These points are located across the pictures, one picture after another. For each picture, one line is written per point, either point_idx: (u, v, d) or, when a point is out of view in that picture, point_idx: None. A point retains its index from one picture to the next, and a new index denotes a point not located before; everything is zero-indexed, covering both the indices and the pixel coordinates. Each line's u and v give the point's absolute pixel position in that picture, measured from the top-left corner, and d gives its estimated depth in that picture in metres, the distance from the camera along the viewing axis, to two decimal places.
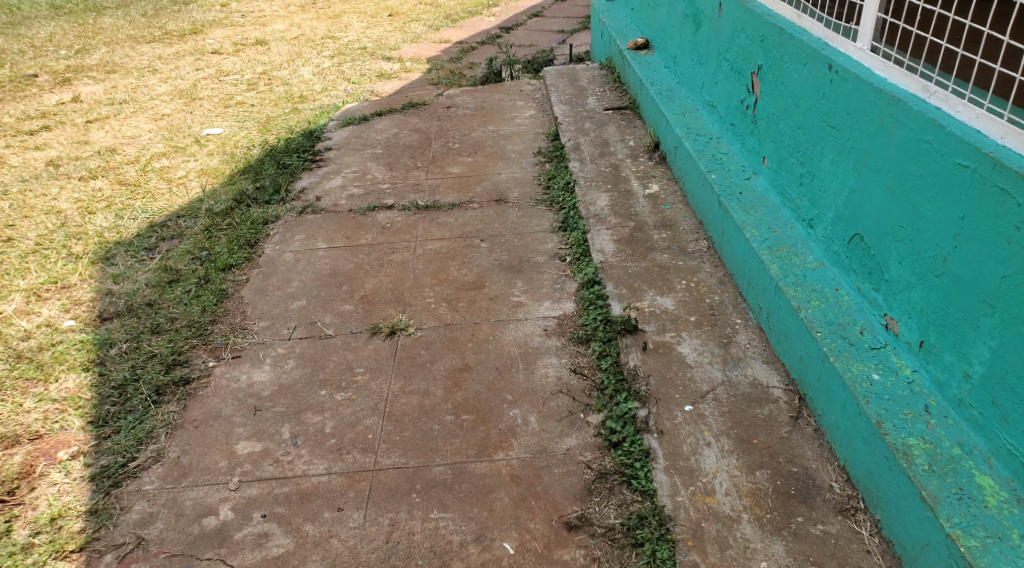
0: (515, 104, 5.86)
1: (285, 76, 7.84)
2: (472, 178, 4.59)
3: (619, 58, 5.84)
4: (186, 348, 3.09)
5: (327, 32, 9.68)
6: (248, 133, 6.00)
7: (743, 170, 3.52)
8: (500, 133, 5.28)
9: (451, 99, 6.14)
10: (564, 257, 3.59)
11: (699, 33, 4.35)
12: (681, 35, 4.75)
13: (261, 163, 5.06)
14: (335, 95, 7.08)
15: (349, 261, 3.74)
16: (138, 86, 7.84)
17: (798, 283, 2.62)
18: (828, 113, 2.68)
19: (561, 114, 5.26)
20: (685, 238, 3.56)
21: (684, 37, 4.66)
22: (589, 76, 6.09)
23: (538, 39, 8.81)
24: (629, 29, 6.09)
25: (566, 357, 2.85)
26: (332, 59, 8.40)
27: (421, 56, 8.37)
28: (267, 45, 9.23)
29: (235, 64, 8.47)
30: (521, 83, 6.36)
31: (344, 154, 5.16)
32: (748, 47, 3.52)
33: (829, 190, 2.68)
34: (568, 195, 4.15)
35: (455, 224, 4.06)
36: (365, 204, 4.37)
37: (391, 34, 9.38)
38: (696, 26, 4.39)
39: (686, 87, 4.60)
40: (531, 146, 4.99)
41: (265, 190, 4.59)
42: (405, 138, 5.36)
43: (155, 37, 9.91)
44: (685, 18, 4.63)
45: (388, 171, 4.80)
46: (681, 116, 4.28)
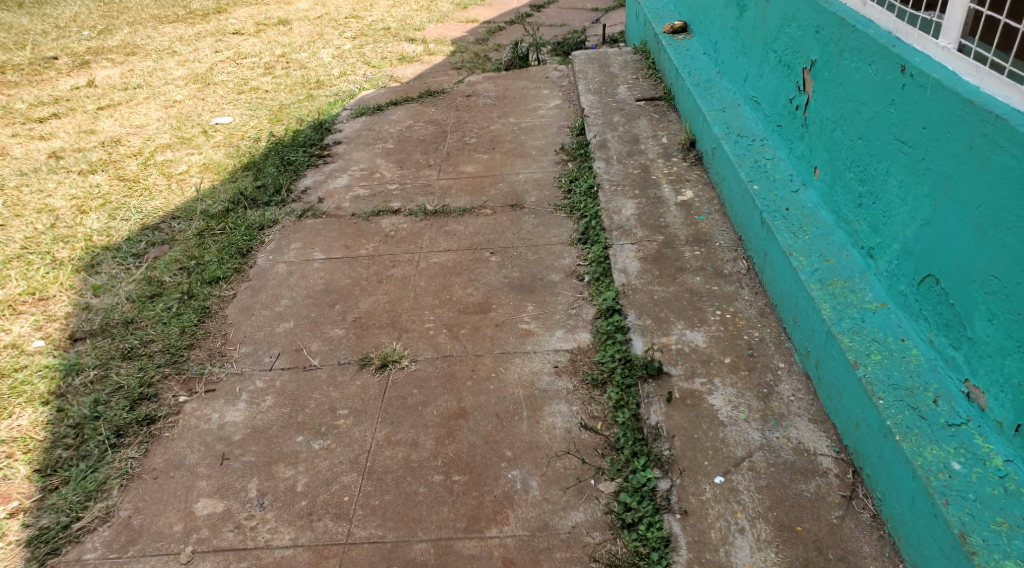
0: (539, 94, 5.43)
1: (303, 59, 7.50)
2: (487, 179, 4.24)
3: (654, 42, 5.38)
4: (156, 379, 2.77)
5: (351, 11, 9.28)
6: (259, 123, 5.68)
7: (790, 181, 3.10)
8: (521, 125, 4.88)
9: (472, 87, 5.72)
10: (583, 275, 3.22)
11: (744, 17, 3.89)
12: (723, 18, 4.29)
13: (265, 159, 4.74)
14: (353, 80, 6.72)
15: (345, 275, 3.39)
16: (154, 69, 7.58)
17: (856, 330, 2.20)
18: (897, 124, 2.24)
19: (589, 105, 4.83)
20: (721, 258, 3.16)
21: (727, 21, 4.21)
22: (620, 61, 5.62)
23: (570, 18, 8.30)
24: (666, 10, 5.62)
25: (578, 404, 2.47)
26: (354, 41, 8.03)
27: (445, 37, 7.95)
28: (289, 25, 8.89)
29: (255, 46, 8.15)
30: (548, 69, 5.92)
31: (353, 149, 4.80)
32: (800, 39, 3.08)
33: (895, 218, 2.26)
34: (591, 201, 3.75)
35: (465, 233, 3.70)
36: (369, 208, 4.02)
37: (416, 13, 8.95)
38: (742, 10, 3.93)
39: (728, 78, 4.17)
40: (554, 142, 4.57)
41: (265, 190, 4.26)
42: (419, 132, 4.98)
43: (178, 17, 9.63)
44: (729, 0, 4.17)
45: (397, 170, 4.44)
46: (720, 113, 3.85)
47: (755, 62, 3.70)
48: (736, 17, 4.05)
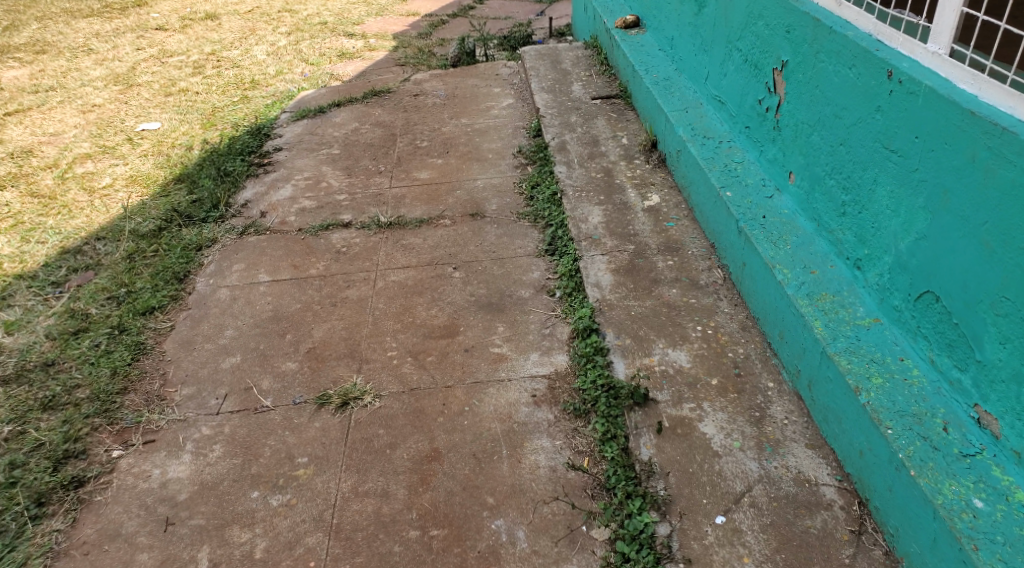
0: (490, 93, 5.22)
1: (236, 57, 7.08)
2: (443, 186, 4.03)
3: (605, 37, 5.24)
4: (84, 432, 2.46)
5: (284, 5, 8.85)
6: (190, 129, 5.29)
7: (762, 185, 2.98)
8: (475, 127, 4.70)
9: (419, 86, 5.46)
10: (554, 290, 3.04)
11: (702, 13, 3.76)
12: (679, 14, 4.15)
13: (198, 169, 4.38)
14: (290, 80, 6.37)
15: (295, 299, 3.12)
16: (69, 69, 7.03)
17: (852, 351, 2.09)
18: (883, 131, 2.11)
19: (544, 105, 4.70)
20: (696, 267, 3.02)
21: (684, 17, 4.07)
22: (572, 57, 5.45)
23: (514, 10, 8.08)
24: (616, 2, 5.47)
25: (561, 438, 2.29)
26: (289, 36, 7.63)
27: (386, 31, 7.64)
28: (218, 20, 8.40)
29: (181, 43, 7.66)
30: (497, 65, 5.70)
31: (296, 156, 4.49)
32: (767, 37, 2.94)
33: (886, 229, 2.13)
34: (555, 208, 3.62)
35: (423, 247, 3.47)
36: (318, 221, 3.74)
37: (353, 6, 8.59)
38: (699, 6, 3.80)
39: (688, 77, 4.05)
40: (510, 145, 4.43)
41: (201, 206, 3.92)
42: (366, 135, 4.70)
43: (95, 12, 9.01)
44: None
45: (345, 178, 4.17)
46: (682, 114, 3.72)
47: (716, 60, 3.58)
48: (693, 13, 3.92)
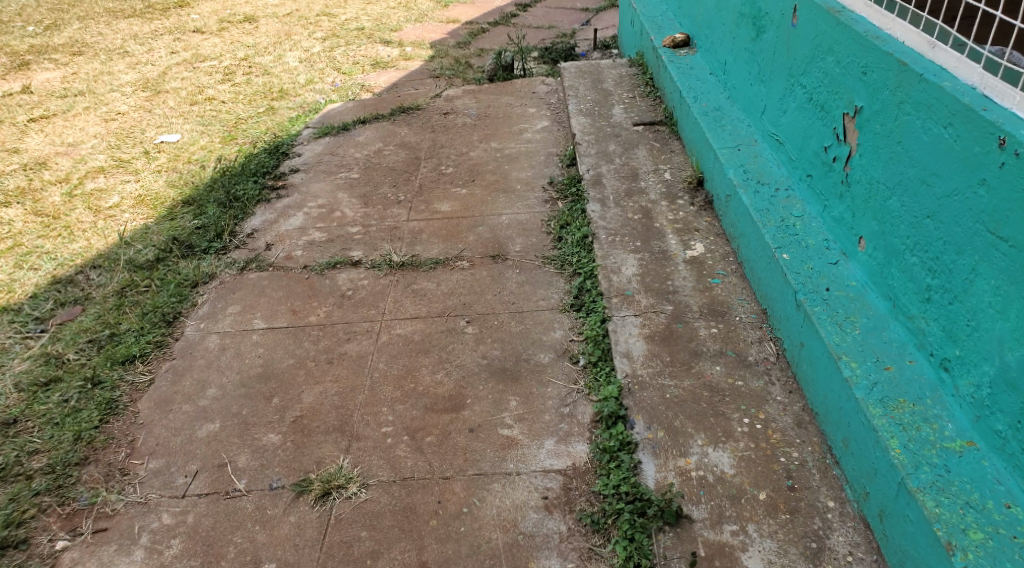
0: (525, 113, 4.87)
1: (267, 63, 6.86)
2: (465, 221, 3.69)
3: (651, 55, 4.88)
4: (30, 516, 2.18)
5: (323, 8, 8.63)
6: (209, 142, 5.05)
7: (825, 247, 2.56)
8: (504, 152, 4.37)
9: (450, 103, 5.13)
10: (577, 356, 2.64)
11: (760, 40, 3.35)
12: (734, 37, 3.75)
13: (208, 191, 4.10)
14: (319, 90, 6.11)
15: (288, 353, 2.79)
16: (101, 72, 6.90)
17: (941, 488, 1.70)
18: (992, 212, 1.72)
19: (581, 130, 4.34)
20: (743, 338, 2.60)
21: (740, 41, 3.66)
22: (614, 76, 5.06)
23: (558, 18, 7.70)
24: (665, 20, 5.12)
25: (575, 561, 1.95)
26: (324, 42, 7.39)
27: (424, 39, 7.34)
28: (256, 23, 8.22)
29: (215, 47, 7.48)
30: (534, 81, 5.34)
31: (312, 179, 4.20)
32: (837, 74, 2.54)
33: (988, 333, 1.74)
34: (585, 255, 3.23)
35: (436, 293, 3.12)
36: (325, 257, 3.42)
37: (393, 11, 8.32)
38: (757, 31, 3.40)
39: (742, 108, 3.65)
40: (541, 176, 4.07)
41: (204, 233, 3.63)
42: (388, 158, 4.41)
43: (137, 13, 8.93)
44: (741, 16, 3.63)
45: (361, 208, 3.86)
46: (733, 153, 3.31)
47: (776, 95, 3.17)
48: (750, 37, 3.51)
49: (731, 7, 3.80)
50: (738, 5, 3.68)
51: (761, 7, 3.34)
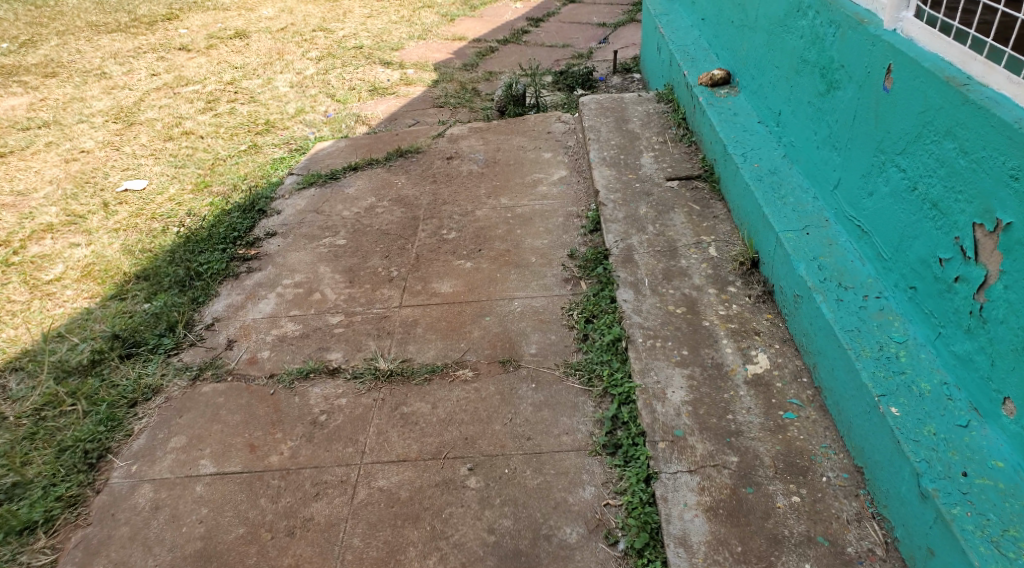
0: (539, 159, 4.26)
1: (255, 88, 6.25)
2: (469, 308, 3.05)
3: (684, 92, 4.24)
4: None
5: (319, 22, 8.01)
6: (179, 191, 4.45)
7: (946, 397, 1.91)
8: (516, 213, 3.74)
9: (455, 145, 4.52)
10: (617, 537, 2.04)
11: (831, 95, 2.69)
12: (794, 85, 3.08)
13: (167, 263, 3.51)
14: (309, 121, 5.52)
15: (238, 518, 2.23)
16: (72, 98, 6.31)
17: None
18: None
19: (604, 185, 3.72)
20: (839, 518, 1.97)
21: (800, 91, 3.00)
22: (642, 114, 4.41)
23: (573, 35, 7.08)
24: (698, 50, 4.49)
25: None
26: (318, 63, 6.77)
27: (427, 60, 6.72)
28: (247, 39, 7.61)
29: (199, 68, 6.87)
30: (549, 118, 4.73)
31: (292, 246, 3.62)
32: (964, 167, 1.89)
33: None
34: (621, 368, 2.56)
35: (432, 417, 2.50)
36: (297, 363, 2.82)
37: (394, 26, 7.70)
38: (826, 84, 2.73)
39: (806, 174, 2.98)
40: (560, 245, 3.44)
41: (153, 326, 3.05)
42: (382, 218, 3.79)
43: (121, 27, 8.32)
44: (803, 62, 2.97)
45: (345, 288, 3.25)
46: (799, 237, 2.65)
47: (856, 168, 2.50)
48: (815, 89, 2.84)
49: (787, 49, 3.14)
50: (798, 48, 3.01)
51: (831, 55, 2.67)
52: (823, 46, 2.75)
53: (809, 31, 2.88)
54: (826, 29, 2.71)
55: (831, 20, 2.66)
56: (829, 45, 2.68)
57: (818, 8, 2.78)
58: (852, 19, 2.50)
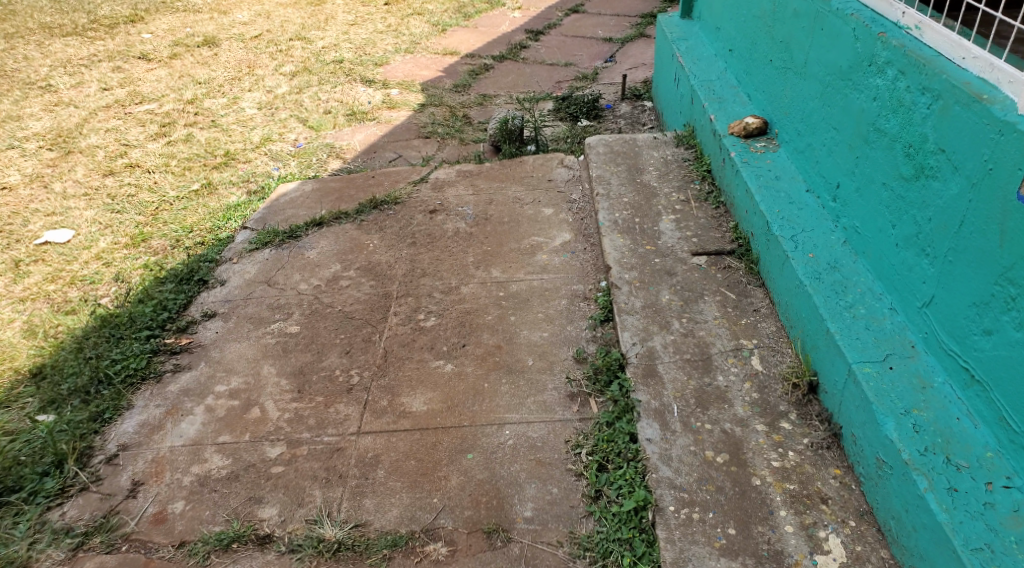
0: (539, 217, 3.62)
1: (218, 109, 5.55)
2: (446, 436, 2.36)
3: (710, 139, 3.60)
4: None
5: (298, 30, 7.30)
6: (110, 246, 3.78)
7: None
8: (509, 292, 3.07)
9: (440, 194, 3.89)
10: None
11: (920, 183, 2.05)
12: (860, 157, 2.45)
13: (75, 356, 2.82)
14: (275, 152, 4.83)
15: None
16: (12, 116, 5.59)
17: None
18: None
19: (618, 260, 3.07)
20: None
21: (872, 166, 2.35)
22: (658, 161, 3.82)
23: (577, 51, 6.41)
24: (726, 86, 3.85)
25: None
26: (292, 79, 6.07)
27: (413, 78, 6.04)
28: (216, 48, 6.90)
29: (158, 82, 6.15)
30: (552, 164, 4.09)
31: (231, 334, 2.94)
32: None
33: None
34: (645, 554, 1.92)
35: None
36: (217, 524, 2.14)
37: (380, 36, 7.01)
38: (913, 167, 2.09)
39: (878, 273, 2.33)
40: (563, 341, 2.75)
41: (35, 459, 2.34)
42: (346, 296, 3.11)
43: (80, 30, 7.60)
44: (874, 130, 2.33)
45: (291, 402, 2.57)
46: (881, 372, 1.98)
47: (963, 289, 1.85)
48: (895, 169, 2.20)
49: (851, 110, 2.51)
50: (869, 111, 2.37)
51: (923, 132, 2.03)
52: (908, 119, 2.11)
53: (888, 94, 2.24)
54: (916, 97, 2.07)
55: (925, 87, 2.03)
56: (922, 119, 2.04)
57: (904, 68, 2.15)
58: (962, 92, 1.86)
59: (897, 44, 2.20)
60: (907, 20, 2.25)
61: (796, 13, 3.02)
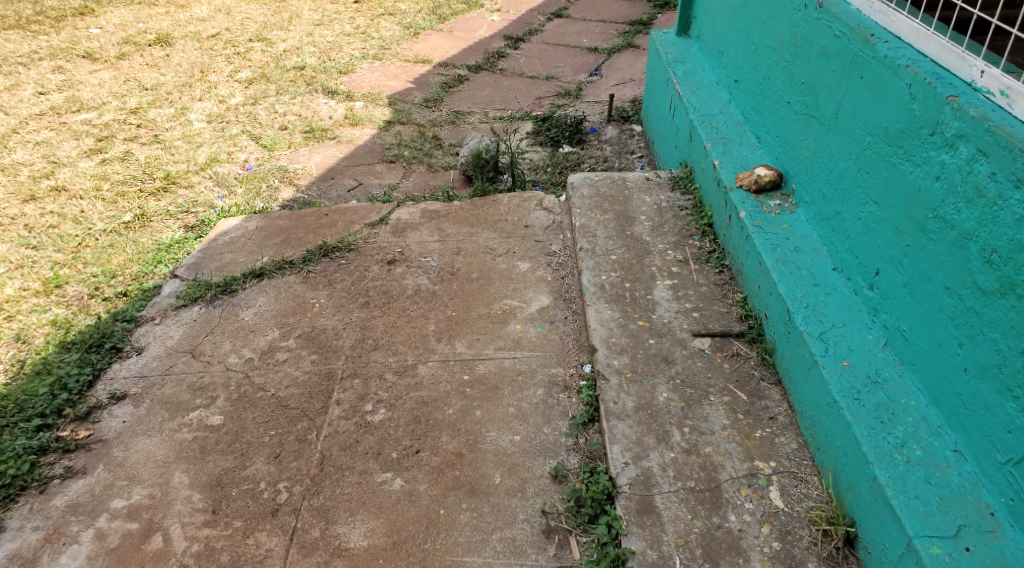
0: (513, 273, 3.16)
1: (162, 121, 4.99)
2: None
3: (713, 189, 3.17)
4: None
5: (258, 29, 6.73)
6: (17, 293, 3.25)
7: None
8: (473, 375, 2.61)
9: (401, 240, 3.41)
10: None
11: (1009, 305, 1.72)
12: (912, 245, 2.07)
13: None
14: (221, 176, 4.30)
15: None
16: None
17: None
18: None
19: (604, 341, 2.63)
20: None
21: (931, 261, 1.98)
22: (650, 208, 3.38)
23: (559, 63, 5.94)
24: (729, 123, 3.41)
25: None
26: (247, 87, 5.53)
27: (381, 90, 5.53)
28: (168, 48, 6.31)
29: (100, 87, 5.57)
30: (530, 206, 3.63)
31: (140, 425, 2.42)
32: None
33: None
34: None
35: None
36: None
37: (347, 39, 6.47)
38: (997, 280, 1.76)
39: (935, 398, 1.97)
40: (539, 450, 2.31)
41: None
42: (280, 376, 2.62)
43: (19, 21, 6.94)
44: (937, 218, 1.96)
45: (200, 529, 2.09)
46: (954, 555, 1.68)
47: None
48: (967, 273, 1.85)
49: (901, 183, 2.12)
50: (929, 193, 2.00)
51: (1018, 241, 1.70)
52: (994, 218, 1.76)
53: (960, 176, 1.88)
54: (1006, 189, 1.73)
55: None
56: (1015, 221, 1.71)
57: (988, 148, 1.79)
58: None
59: (977, 115, 1.83)
60: (988, 81, 1.88)
61: (825, 52, 2.60)
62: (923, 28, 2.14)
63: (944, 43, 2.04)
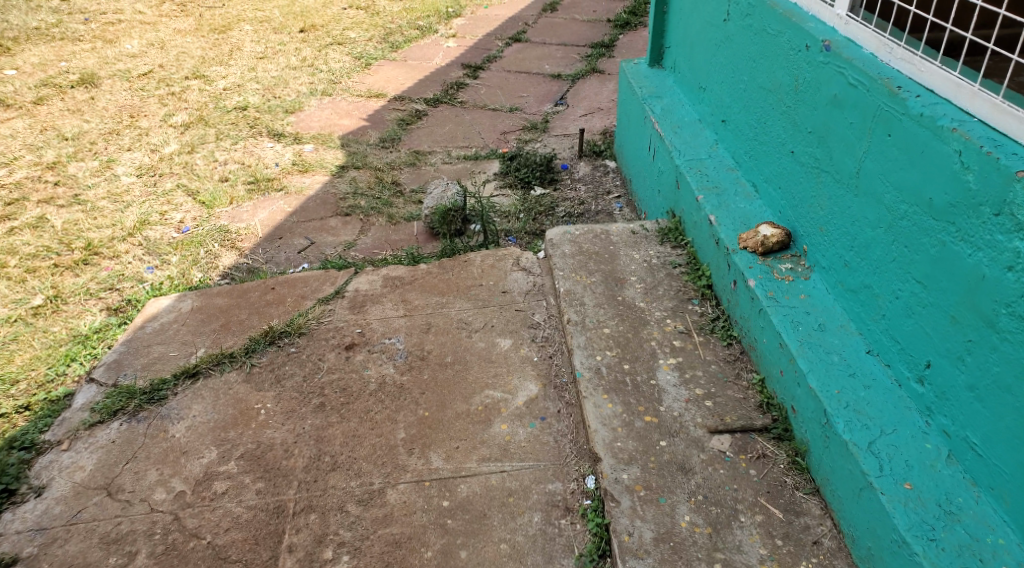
0: (493, 353, 2.72)
1: (83, 177, 4.46)
2: None
3: (712, 248, 2.79)
4: None
5: (196, 65, 6.22)
6: None
7: None
8: (455, 499, 2.16)
9: (362, 317, 2.96)
10: None
11: None
12: (979, 343, 1.69)
13: None
14: (151, 242, 3.79)
15: None
16: None
17: None
18: None
19: (608, 445, 2.19)
20: None
21: (1008, 371, 1.61)
22: (641, 266, 2.97)
23: (524, 91, 5.55)
24: (720, 168, 3.03)
25: None
26: (183, 133, 5.02)
27: (332, 130, 5.06)
28: (94, 90, 5.76)
29: (14, 138, 5.00)
30: (505, 267, 3.20)
31: None
32: None
33: None
34: None
35: None
36: None
37: (293, 73, 5.99)
38: None
39: None
40: None
41: None
42: (221, 514, 2.15)
43: None
44: (1014, 317, 1.59)
45: None
46: None
47: None
48: None
49: (955, 268, 1.76)
50: (998, 285, 1.63)
51: None
52: None
53: None
54: None
55: None
56: None
57: None
58: None
59: None
60: None
61: (836, 100, 2.23)
62: (964, 83, 1.79)
63: (998, 102, 1.69)
